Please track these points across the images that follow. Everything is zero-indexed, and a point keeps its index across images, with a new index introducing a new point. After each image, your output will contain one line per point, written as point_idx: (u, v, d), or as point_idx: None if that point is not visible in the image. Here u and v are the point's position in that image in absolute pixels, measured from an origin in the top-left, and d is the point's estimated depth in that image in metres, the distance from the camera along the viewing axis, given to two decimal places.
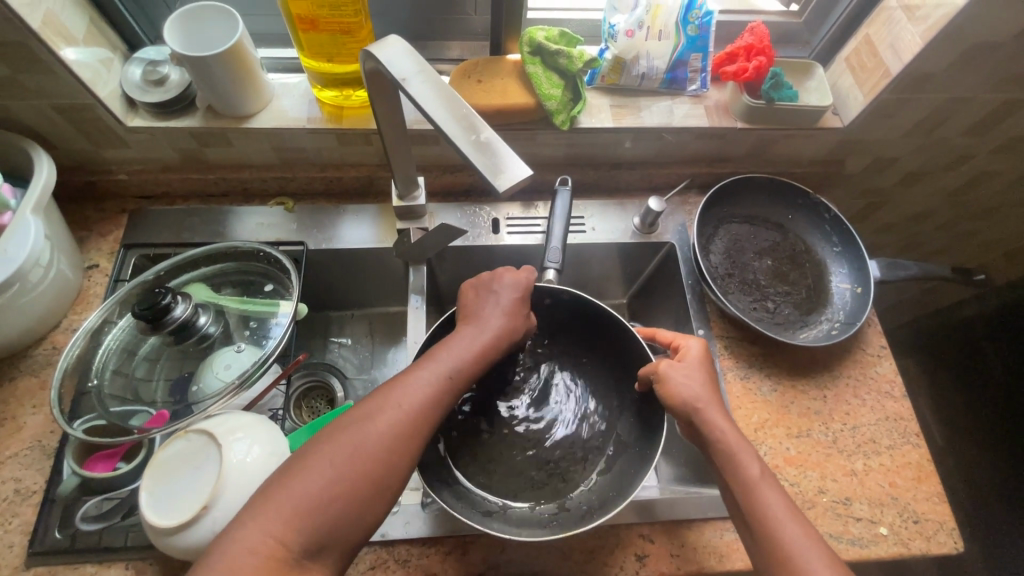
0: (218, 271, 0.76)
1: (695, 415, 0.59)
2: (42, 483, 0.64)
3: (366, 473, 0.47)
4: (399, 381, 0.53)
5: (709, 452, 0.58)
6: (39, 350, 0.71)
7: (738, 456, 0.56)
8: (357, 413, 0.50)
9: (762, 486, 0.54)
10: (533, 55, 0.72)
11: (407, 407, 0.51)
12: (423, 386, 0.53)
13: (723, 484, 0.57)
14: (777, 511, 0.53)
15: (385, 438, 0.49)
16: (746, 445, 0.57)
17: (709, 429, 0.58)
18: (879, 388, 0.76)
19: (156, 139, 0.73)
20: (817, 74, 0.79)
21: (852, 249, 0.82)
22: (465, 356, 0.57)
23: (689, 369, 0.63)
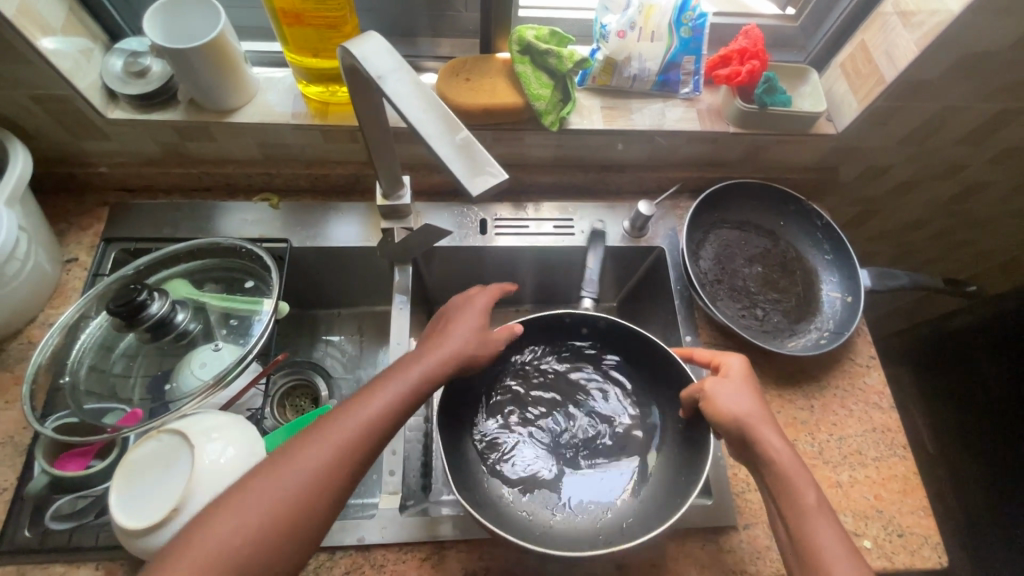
0: (199, 267, 0.75)
1: (748, 435, 0.57)
2: (13, 481, 0.63)
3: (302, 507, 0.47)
4: (340, 413, 0.52)
5: (762, 475, 0.56)
6: (14, 344, 0.70)
7: (793, 480, 0.54)
8: (292, 446, 0.49)
9: (813, 513, 0.52)
10: (523, 54, 0.71)
11: (339, 440, 0.50)
12: (366, 414, 0.53)
13: (776, 508, 0.55)
14: (829, 539, 0.51)
15: (319, 470, 0.48)
16: (804, 472, 0.55)
17: (760, 449, 0.56)
18: (868, 399, 0.75)
19: (137, 132, 0.71)
20: (812, 80, 0.78)
21: (844, 257, 0.81)
22: (414, 379, 0.57)
23: (738, 385, 0.61)
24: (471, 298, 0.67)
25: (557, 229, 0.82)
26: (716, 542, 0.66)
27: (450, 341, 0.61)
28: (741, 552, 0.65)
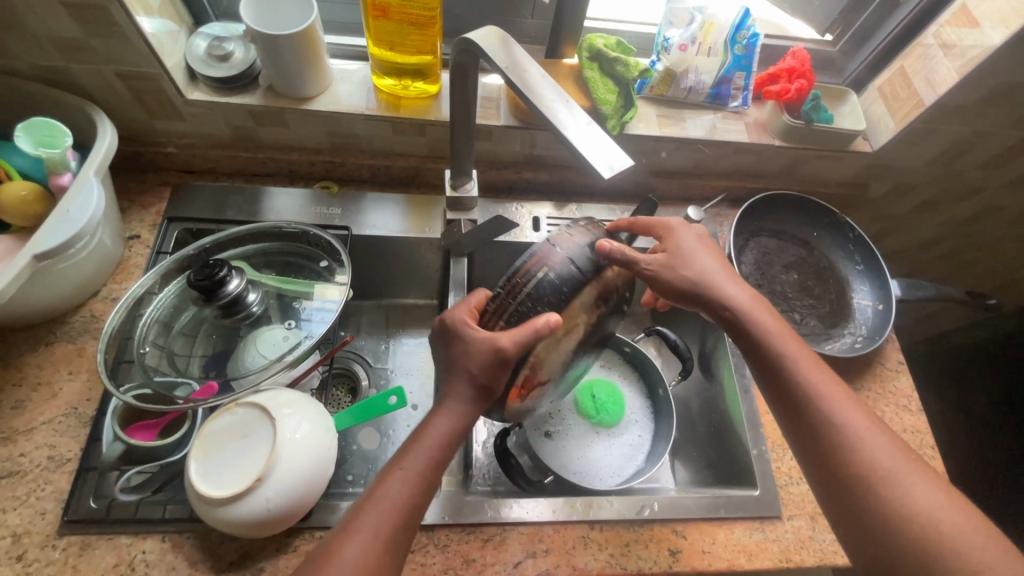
0: (260, 250, 0.76)
1: (711, 292, 0.63)
2: (77, 451, 0.63)
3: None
4: (365, 508, 0.50)
5: (737, 331, 0.63)
6: (77, 317, 0.70)
7: (763, 328, 0.62)
8: (328, 549, 0.48)
9: (784, 349, 0.60)
10: (591, 60, 0.75)
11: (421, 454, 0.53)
12: (397, 496, 0.51)
13: (759, 362, 0.61)
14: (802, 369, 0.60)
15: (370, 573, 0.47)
16: (765, 315, 0.63)
17: (723, 303, 0.63)
18: (898, 402, 0.79)
19: (213, 114, 0.73)
20: (851, 100, 0.83)
21: (874, 268, 0.86)
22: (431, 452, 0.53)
23: (681, 253, 0.65)
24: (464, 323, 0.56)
25: None
26: (762, 531, 0.69)
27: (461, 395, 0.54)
28: (787, 541, 0.68)
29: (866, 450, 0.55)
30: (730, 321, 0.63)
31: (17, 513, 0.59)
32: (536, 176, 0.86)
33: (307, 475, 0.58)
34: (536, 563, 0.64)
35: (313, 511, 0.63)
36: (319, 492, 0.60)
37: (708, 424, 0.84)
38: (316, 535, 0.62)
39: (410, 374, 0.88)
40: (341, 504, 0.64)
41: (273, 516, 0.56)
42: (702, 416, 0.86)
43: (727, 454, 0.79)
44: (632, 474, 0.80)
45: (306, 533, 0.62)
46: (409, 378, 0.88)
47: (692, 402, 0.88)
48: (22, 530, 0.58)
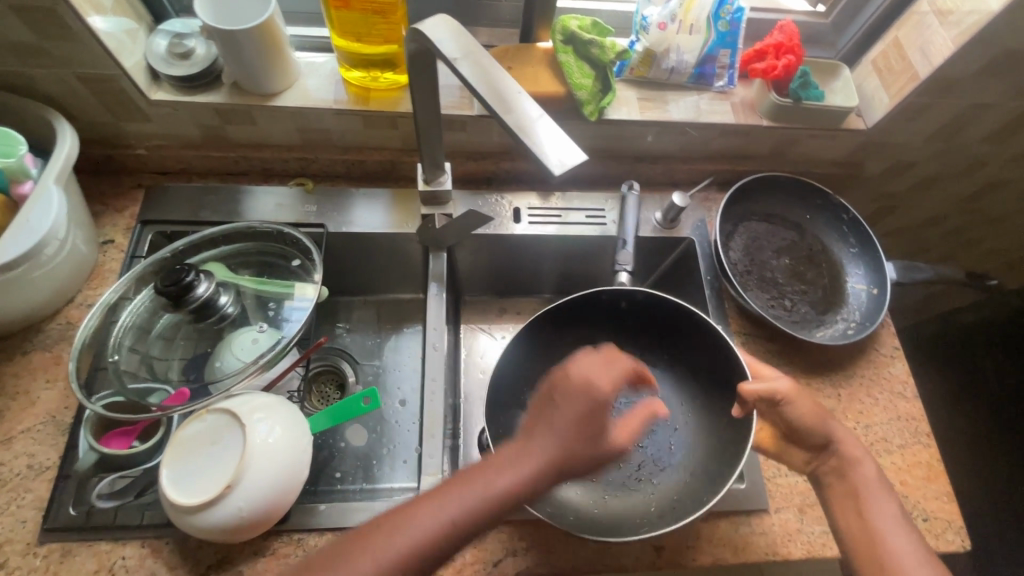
0: (235, 251, 0.74)
1: (832, 439, 0.66)
2: (56, 459, 0.63)
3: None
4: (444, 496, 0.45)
5: (838, 478, 0.65)
6: (52, 325, 0.70)
7: (870, 488, 0.64)
8: (392, 523, 0.45)
9: (875, 507, 0.63)
10: (566, 43, 0.71)
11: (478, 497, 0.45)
12: (470, 507, 0.45)
13: (848, 513, 0.64)
14: (890, 533, 0.62)
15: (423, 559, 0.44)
16: (875, 477, 0.65)
17: (842, 453, 0.66)
18: (893, 389, 0.77)
19: (179, 114, 0.71)
20: (844, 75, 0.79)
21: (869, 251, 0.83)
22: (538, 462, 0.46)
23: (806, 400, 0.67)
24: (601, 385, 0.49)
25: (589, 219, 0.84)
26: (749, 525, 0.67)
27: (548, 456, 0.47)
28: (774, 535, 0.67)
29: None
30: (833, 473, 0.66)
31: None
32: (516, 166, 0.83)
33: (279, 480, 0.57)
34: (515, 562, 0.64)
35: (290, 514, 0.63)
36: (295, 495, 0.60)
37: None
38: (293, 538, 0.62)
39: (400, 371, 0.87)
40: (319, 507, 0.63)
41: (246, 521, 0.56)
42: None
43: None
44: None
45: (283, 536, 0.62)
46: (397, 373, 0.87)
47: None
48: (4, 539, 0.59)
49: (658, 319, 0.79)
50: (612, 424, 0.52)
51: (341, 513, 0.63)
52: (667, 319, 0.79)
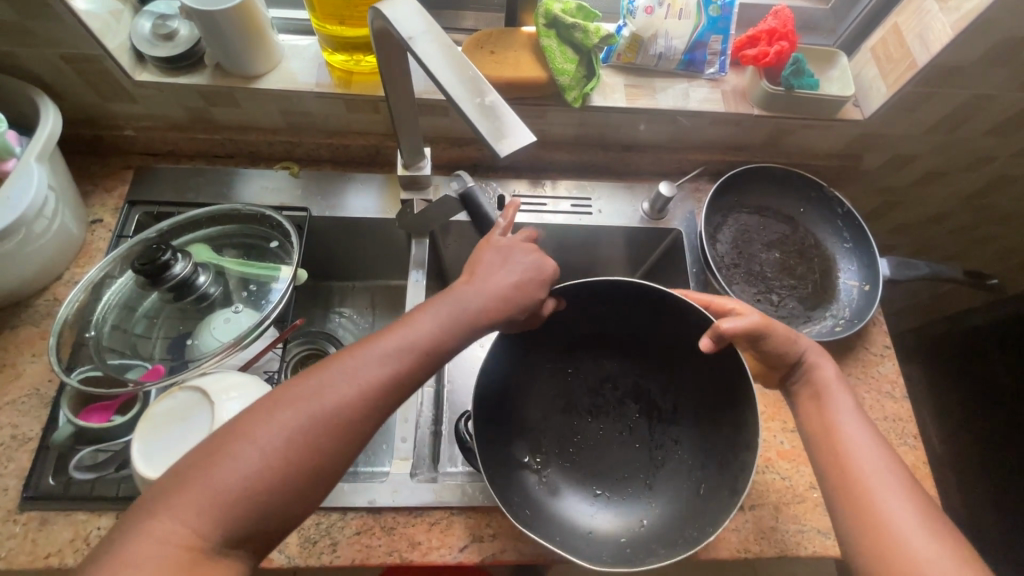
0: (219, 232, 0.75)
1: (807, 358, 0.61)
2: (38, 430, 0.65)
3: (360, 418, 0.44)
4: (398, 332, 0.47)
5: (806, 388, 0.60)
6: (40, 300, 0.72)
7: (836, 394, 0.59)
8: (347, 356, 0.45)
9: (841, 408, 0.58)
10: (549, 27, 0.70)
11: (395, 354, 0.46)
12: (386, 369, 0.45)
13: (813, 419, 0.58)
14: (848, 424, 0.57)
15: (386, 386, 0.45)
16: (841, 385, 0.60)
17: (812, 364, 0.61)
18: (880, 389, 0.75)
19: (164, 95, 0.72)
20: (841, 63, 0.76)
21: (863, 246, 0.80)
22: (485, 299, 0.51)
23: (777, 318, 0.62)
24: (523, 256, 0.55)
25: (574, 208, 0.83)
26: (721, 521, 0.66)
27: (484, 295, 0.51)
28: (746, 532, 0.66)
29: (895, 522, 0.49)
30: (806, 386, 0.60)
31: None
32: None
33: None
34: (481, 548, 0.63)
35: None
36: None
37: None
38: None
39: None
40: None
41: None
42: None
43: None
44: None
45: None
46: None
47: None
48: None
49: (590, 315, 0.72)
50: (486, 264, 0.54)
51: None
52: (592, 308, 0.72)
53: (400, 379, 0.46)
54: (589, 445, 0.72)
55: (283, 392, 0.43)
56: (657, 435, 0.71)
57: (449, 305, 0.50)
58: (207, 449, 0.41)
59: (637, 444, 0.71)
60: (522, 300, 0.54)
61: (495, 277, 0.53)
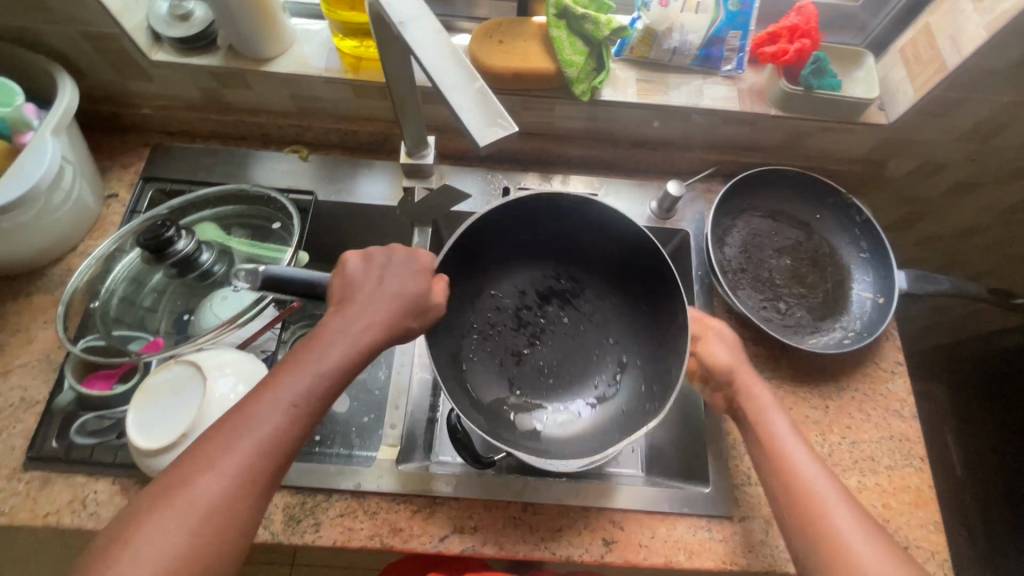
0: (227, 212, 0.77)
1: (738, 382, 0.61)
2: (45, 394, 0.68)
3: (264, 474, 0.43)
4: (284, 377, 0.45)
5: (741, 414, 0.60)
6: (55, 270, 0.74)
7: (766, 414, 0.59)
8: (235, 416, 0.43)
9: (774, 427, 0.58)
10: (559, 17, 0.68)
11: (290, 408, 0.44)
12: (282, 424, 0.43)
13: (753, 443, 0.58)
14: (791, 448, 0.56)
15: (282, 437, 0.44)
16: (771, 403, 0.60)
17: (751, 393, 0.61)
18: (888, 407, 0.72)
19: (179, 75, 0.74)
20: (867, 64, 0.73)
21: (881, 256, 0.77)
22: (373, 321, 0.49)
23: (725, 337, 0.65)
24: (405, 281, 0.53)
25: None
26: (709, 531, 0.65)
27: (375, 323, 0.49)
28: (734, 544, 0.64)
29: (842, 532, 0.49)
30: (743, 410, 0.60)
31: None
32: (508, 144, 0.82)
33: None
34: (461, 539, 0.63)
35: None
36: None
37: None
38: None
39: None
40: None
41: None
42: None
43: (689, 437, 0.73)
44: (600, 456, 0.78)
45: None
46: None
47: None
48: None
49: (482, 253, 0.72)
50: (364, 276, 0.52)
51: (300, 472, 0.64)
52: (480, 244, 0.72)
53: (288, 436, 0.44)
54: (556, 348, 0.73)
55: (180, 467, 0.41)
56: (595, 303, 0.75)
57: (333, 339, 0.47)
58: (112, 544, 0.39)
59: (589, 325, 0.75)
60: (409, 312, 0.52)
61: (380, 299, 0.50)
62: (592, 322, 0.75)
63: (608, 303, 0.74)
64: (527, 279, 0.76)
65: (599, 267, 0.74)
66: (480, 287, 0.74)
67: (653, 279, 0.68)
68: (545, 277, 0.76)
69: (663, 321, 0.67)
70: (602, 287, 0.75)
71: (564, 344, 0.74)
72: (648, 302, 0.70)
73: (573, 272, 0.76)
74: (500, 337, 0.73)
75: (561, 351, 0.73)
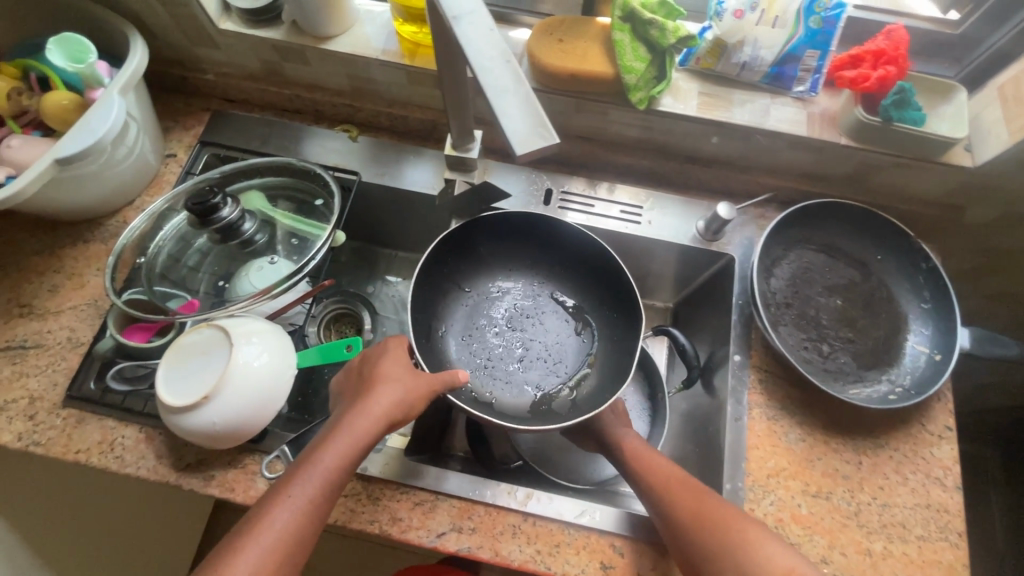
0: (274, 183, 0.78)
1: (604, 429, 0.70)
2: (90, 337, 0.72)
3: (276, 568, 0.49)
4: (295, 477, 0.53)
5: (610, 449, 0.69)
6: (112, 221, 0.78)
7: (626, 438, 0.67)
8: (255, 516, 0.51)
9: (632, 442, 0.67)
10: (624, 21, 0.66)
11: (294, 505, 0.51)
12: (287, 518, 0.51)
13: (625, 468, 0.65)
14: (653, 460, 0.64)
15: (293, 529, 0.51)
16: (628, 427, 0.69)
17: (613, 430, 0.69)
18: (930, 472, 0.66)
19: (243, 45, 0.75)
20: (958, 99, 0.66)
21: (944, 310, 0.70)
22: (371, 420, 0.56)
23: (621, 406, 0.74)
24: (395, 375, 0.60)
25: (623, 214, 0.79)
26: None
27: (369, 418, 0.56)
28: None
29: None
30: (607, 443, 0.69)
31: (35, 379, 0.69)
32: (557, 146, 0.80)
33: (252, 403, 0.61)
34: (458, 540, 0.63)
35: (265, 436, 0.67)
36: (267, 419, 0.63)
37: (694, 442, 0.76)
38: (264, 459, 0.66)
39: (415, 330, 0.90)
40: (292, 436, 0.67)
41: (220, 433, 0.61)
42: (690, 433, 0.79)
43: (705, 472, 0.70)
44: (610, 477, 0.78)
45: (255, 455, 0.66)
46: None
47: (687, 416, 0.81)
48: (37, 395, 0.68)
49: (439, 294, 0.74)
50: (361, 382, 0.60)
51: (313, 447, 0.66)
52: (430, 290, 0.73)
53: (295, 528, 0.51)
54: (535, 335, 0.76)
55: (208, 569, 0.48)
56: (537, 285, 0.78)
57: (334, 441, 0.55)
58: None
59: (544, 305, 0.77)
60: (403, 405, 0.58)
61: (375, 400, 0.57)
62: (545, 305, 0.78)
63: (546, 278, 0.78)
64: (488, 293, 0.78)
65: (521, 256, 0.78)
66: (445, 337, 0.74)
67: (576, 241, 0.74)
68: (490, 293, 0.78)
69: (601, 265, 0.74)
70: (530, 271, 0.78)
71: (530, 325, 0.77)
72: (577, 256, 0.76)
73: (508, 277, 0.78)
74: (490, 361, 0.74)
75: (529, 333, 0.76)
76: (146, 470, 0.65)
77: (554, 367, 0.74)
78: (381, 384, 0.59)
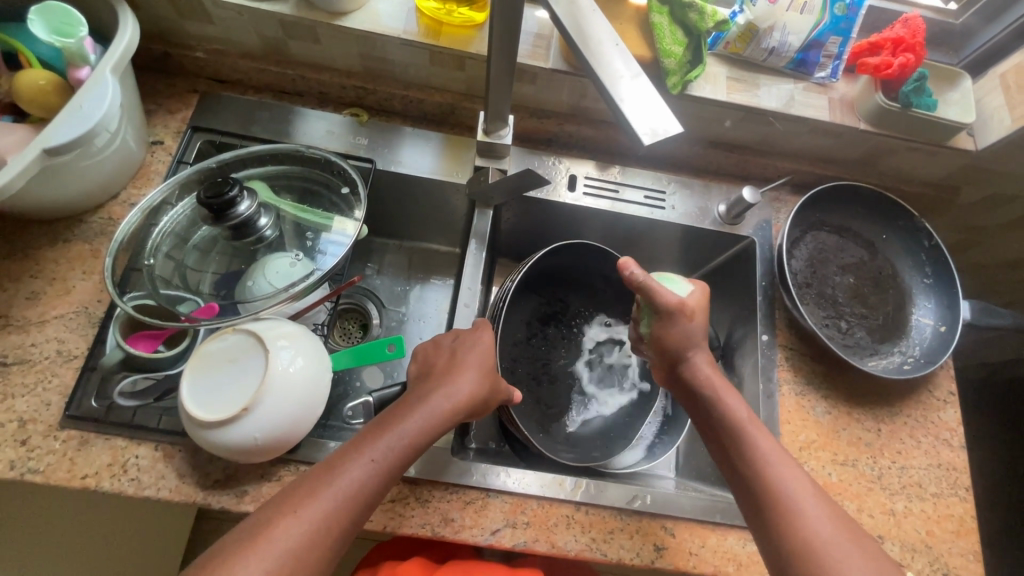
0: (280, 172, 0.72)
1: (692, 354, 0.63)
2: (84, 350, 0.64)
3: (346, 523, 0.47)
4: (378, 438, 0.51)
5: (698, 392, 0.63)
6: (95, 217, 0.70)
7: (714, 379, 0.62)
8: (333, 466, 0.48)
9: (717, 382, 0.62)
10: (663, 3, 0.65)
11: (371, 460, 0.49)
12: (363, 474, 0.48)
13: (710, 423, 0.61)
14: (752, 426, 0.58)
15: (368, 486, 0.49)
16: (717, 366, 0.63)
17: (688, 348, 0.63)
18: (939, 434, 0.72)
19: (243, 19, 0.68)
20: (964, 86, 0.71)
21: (945, 285, 0.76)
22: (457, 398, 0.55)
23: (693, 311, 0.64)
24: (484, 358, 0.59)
25: (648, 199, 0.79)
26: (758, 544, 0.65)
27: (459, 395, 0.55)
28: None
29: (816, 537, 0.51)
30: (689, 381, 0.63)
31: (24, 400, 0.61)
32: (580, 130, 0.79)
33: (291, 415, 0.57)
34: (514, 535, 0.62)
35: (300, 445, 0.63)
36: (305, 429, 0.59)
37: None
38: (301, 469, 0.62)
39: (423, 322, 0.85)
40: (328, 444, 0.64)
41: (258, 447, 0.56)
42: None
43: None
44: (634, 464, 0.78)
45: (291, 466, 0.62)
46: (420, 325, 0.85)
47: None
48: (27, 418, 0.60)
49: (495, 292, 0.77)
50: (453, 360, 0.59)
51: None
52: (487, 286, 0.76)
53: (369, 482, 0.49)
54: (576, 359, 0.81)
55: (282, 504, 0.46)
56: (585, 311, 0.84)
57: (420, 411, 0.53)
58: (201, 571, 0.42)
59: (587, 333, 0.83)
60: (480, 399, 0.57)
61: (462, 380, 0.56)
62: (587, 331, 0.83)
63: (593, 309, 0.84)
64: (531, 302, 0.82)
65: (572, 283, 0.84)
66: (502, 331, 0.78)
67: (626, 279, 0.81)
68: (537, 303, 0.82)
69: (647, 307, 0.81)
70: (580, 296, 0.84)
71: (572, 350, 0.82)
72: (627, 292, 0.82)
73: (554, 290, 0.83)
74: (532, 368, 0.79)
75: (572, 357, 0.81)
76: (167, 492, 0.60)
77: (584, 399, 0.80)
78: (466, 369, 0.58)
